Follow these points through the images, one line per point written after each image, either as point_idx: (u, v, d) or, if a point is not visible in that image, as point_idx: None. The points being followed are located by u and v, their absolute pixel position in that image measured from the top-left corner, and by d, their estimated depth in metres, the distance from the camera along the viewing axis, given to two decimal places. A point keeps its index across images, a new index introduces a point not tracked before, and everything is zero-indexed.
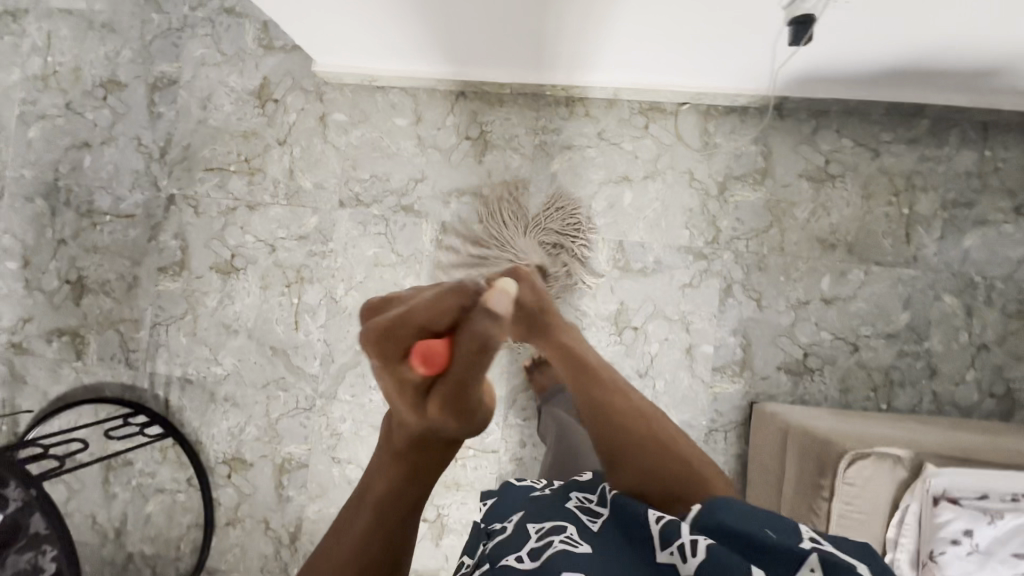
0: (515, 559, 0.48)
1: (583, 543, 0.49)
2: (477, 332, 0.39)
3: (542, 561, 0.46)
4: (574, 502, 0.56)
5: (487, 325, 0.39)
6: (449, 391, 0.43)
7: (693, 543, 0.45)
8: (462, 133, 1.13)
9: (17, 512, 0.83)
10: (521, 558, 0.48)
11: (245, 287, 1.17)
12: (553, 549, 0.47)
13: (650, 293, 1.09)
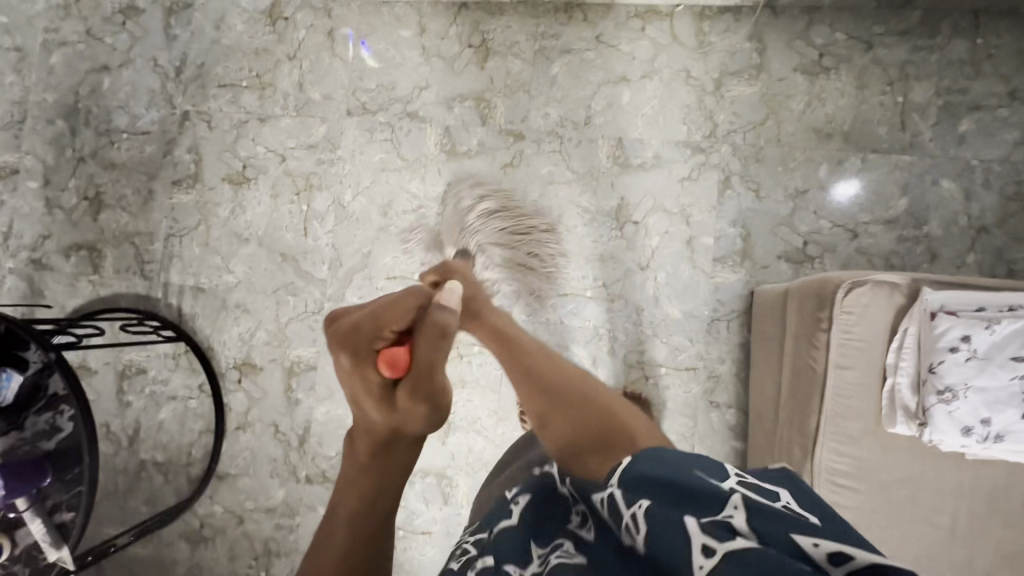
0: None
1: (577, 553, 0.47)
2: (437, 319, 0.53)
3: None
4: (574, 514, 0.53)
5: (445, 313, 0.54)
6: (415, 384, 0.52)
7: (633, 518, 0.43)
8: (464, 42, 1.17)
9: (37, 374, 0.87)
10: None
11: (256, 197, 1.21)
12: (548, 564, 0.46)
13: (650, 188, 1.11)
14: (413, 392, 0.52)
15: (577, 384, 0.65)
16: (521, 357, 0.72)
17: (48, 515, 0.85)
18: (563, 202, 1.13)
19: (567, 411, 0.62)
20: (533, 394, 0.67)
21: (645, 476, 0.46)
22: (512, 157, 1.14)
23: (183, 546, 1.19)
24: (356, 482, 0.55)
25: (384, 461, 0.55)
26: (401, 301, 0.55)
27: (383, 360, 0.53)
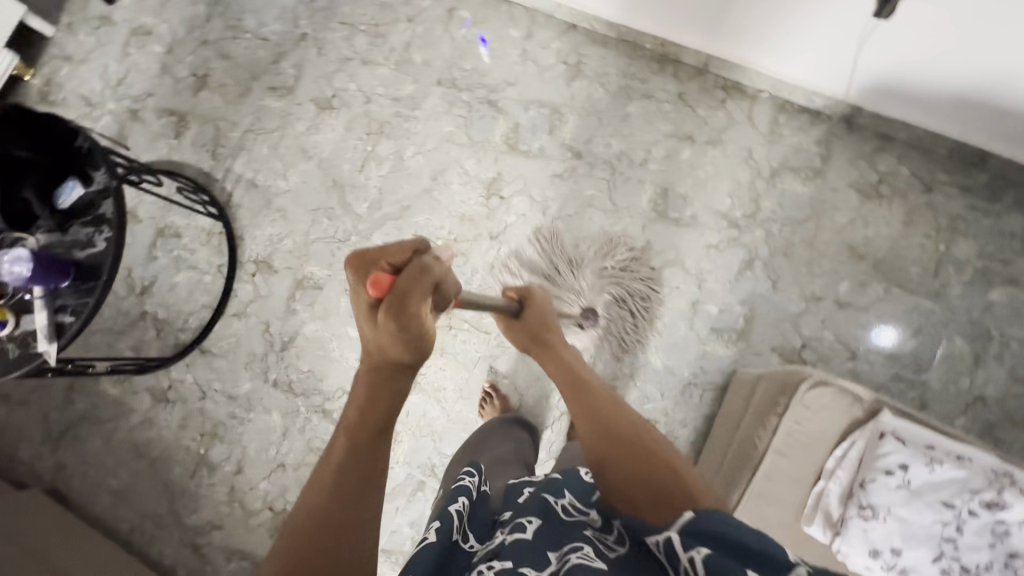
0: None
1: (599, 559, 0.49)
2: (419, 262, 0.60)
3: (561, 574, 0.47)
4: (590, 532, 0.55)
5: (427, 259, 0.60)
6: (394, 299, 0.56)
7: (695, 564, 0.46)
8: (561, 58, 1.26)
9: (96, 194, 0.98)
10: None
11: (332, 124, 1.33)
12: (570, 563, 0.48)
13: (677, 241, 1.16)
14: (390, 308, 0.56)
15: (636, 431, 0.65)
16: (586, 392, 0.73)
17: (53, 312, 0.95)
18: (594, 226, 1.18)
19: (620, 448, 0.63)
20: (590, 431, 0.66)
21: (710, 528, 0.48)
22: (563, 170, 1.22)
23: (146, 399, 1.28)
24: (351, 407, 0.61)
25: (378, 378, 0.60)
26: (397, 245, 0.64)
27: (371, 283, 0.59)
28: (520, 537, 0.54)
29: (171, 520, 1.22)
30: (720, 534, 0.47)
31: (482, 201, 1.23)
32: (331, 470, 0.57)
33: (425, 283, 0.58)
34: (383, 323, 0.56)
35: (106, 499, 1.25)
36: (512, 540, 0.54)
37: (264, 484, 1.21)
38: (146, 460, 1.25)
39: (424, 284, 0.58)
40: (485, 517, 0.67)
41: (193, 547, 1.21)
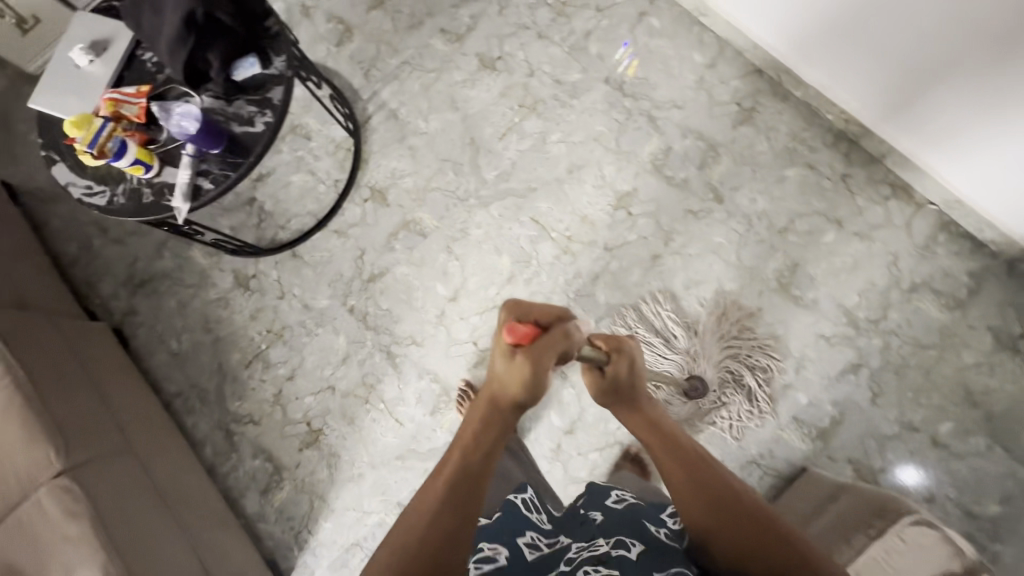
0: None
1: None
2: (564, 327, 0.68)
3: None
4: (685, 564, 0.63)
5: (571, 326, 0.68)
6: (532, 352, 0.65)
7: None
8: (736, 98, 1.22)
9: (269, 77, 0.99)
10: None
11: (488, 85, 1.31)
12: None
13: (789, 320, 1.12)
14: (527, 358, 0.65)
15: (753, 511, 0.62)
16: (688, 459, 0.68)
17: (194, 174, 0.97)
18: (711, 275, 1.15)
19: (738, 537, 0.61)
20: (702, 509, 0.64)
21: None
22: (699, 209, 1.18)
23: (228, 279, 1.31)
24: (465, 432, 0.68)
25: (494, 413, 0.68)
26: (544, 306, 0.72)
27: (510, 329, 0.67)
28: (624, 554, 0.63)
29: (214, 399, 1.26)
30: None
31: (609, 209, 1.21)
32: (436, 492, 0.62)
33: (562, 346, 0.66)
34: (517, 367, 0.65)
35: (162, 357, 1.30)
36: (614, 553, 0.63)
37: (309, 399, 1.23)
38: (210, 336, 1.29)
39: (561, 346, 0.66)
40: (572, 517, 0.78)
41: (225, 431, 1.24)
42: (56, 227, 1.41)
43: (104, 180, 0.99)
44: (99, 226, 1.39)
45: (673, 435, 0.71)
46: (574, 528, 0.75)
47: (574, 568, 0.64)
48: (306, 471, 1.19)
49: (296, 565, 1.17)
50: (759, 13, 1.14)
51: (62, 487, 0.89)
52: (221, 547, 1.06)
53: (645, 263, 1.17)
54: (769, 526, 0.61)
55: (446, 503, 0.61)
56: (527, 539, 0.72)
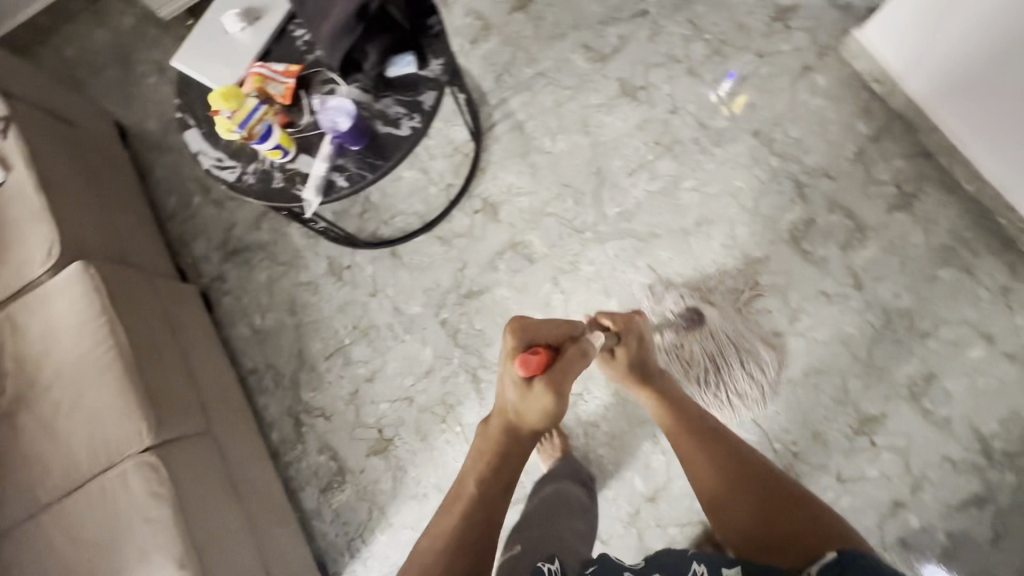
0: None
1: None
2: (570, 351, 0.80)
3: None
4: None
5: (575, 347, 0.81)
6: (548, 378, 0.75)
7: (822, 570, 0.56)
8: (897, 180, 1.12)
9: (422, 79, 0.94)
10: None
11: (625, 114, 1.24)
12: None
13: (913, 433, 1.03)
14: (543, 381, 0.75)
15: (750, 470, 0.76)
16: (700, 430, 0.83)
17: (330, 168, 0.93)
18: (834, 367, 1.07)
19: (737, 495, 0.73)
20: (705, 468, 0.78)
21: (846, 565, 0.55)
22: (834, 292, 1.09)
23: (322, 265, 1.28)
24: (486, 453, 0.78)
25: (512, 433, 0.78)
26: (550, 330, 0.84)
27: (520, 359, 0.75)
28: None
29: (288, 384, 1.24)
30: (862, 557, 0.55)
31: (734, 273, 1.13)
32: (466, 511, 0.71)
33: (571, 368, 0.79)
34: (535, 393, 0.75)
35: (244, 331, 1.28)
36: None
37: (385, 406, 1.19)
38: (294, 319, 1.26)
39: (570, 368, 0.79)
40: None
41: (294, 419, 1.22)
42: (159, 177, 1.40)
43: (236, 155, 0.95)
44: (201, 184, 1.37)
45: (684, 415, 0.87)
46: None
47: None
48: (370, 478, 1.16)
49: (345, 571, 1.14)
50: (940, 65, 1.03)
51: (148, 464, 0.88)
52: (281, 543, 1.05)
53: (763, 339, 1.10)
54: (772, 484, 0.73)
55: (475, 515, 0.71)
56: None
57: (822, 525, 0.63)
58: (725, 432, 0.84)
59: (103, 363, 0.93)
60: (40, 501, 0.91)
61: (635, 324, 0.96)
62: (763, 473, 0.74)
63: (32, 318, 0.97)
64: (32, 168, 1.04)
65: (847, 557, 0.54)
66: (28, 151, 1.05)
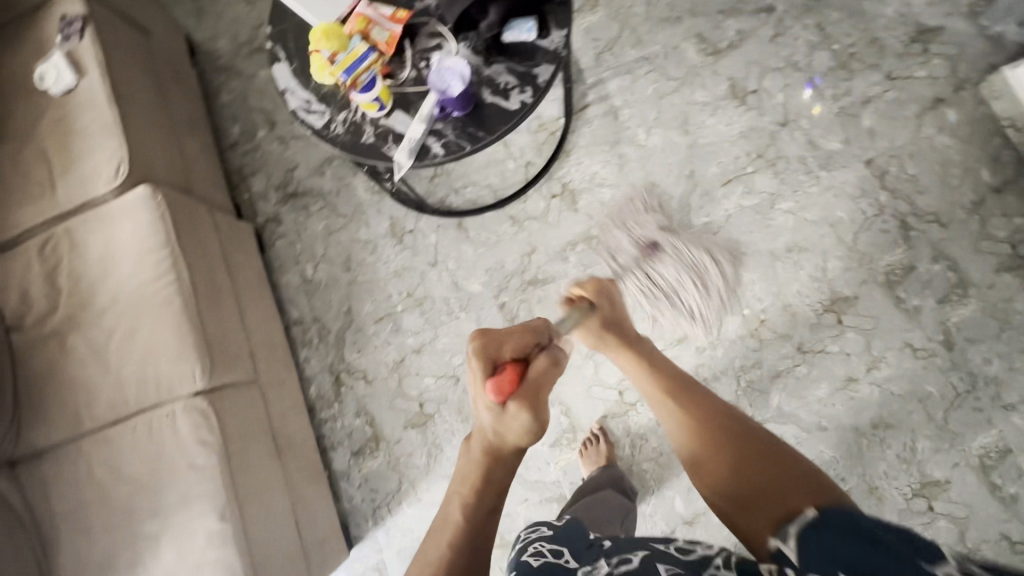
0: None
1: None
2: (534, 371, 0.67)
3: None
4: None
5: (539, 367, 0.68)
6: (522, 396, 0.63)
7: (787, 538, 0.52)
8: (1013, 239, 1.04)
9: (539, 50, 0.85)
10: None
11: (731, 117, 1.15)
12: None
13: (978, 505, 0.98)
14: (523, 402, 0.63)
15: (729, 427, 0.68)
16: (686, 399, 0.74)
17: (427, 131, 0.86)
18: (908, 423, 1.02)
19: (718, 459, 0.66)
20: (687, 435, 0.70)
21: (828, 529, 0.49)
22: (921, 347, 1.03)
23: (383, 225, 1.22)
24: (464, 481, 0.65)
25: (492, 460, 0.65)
26: (506, 343, 0.70)
27: (494, 386, 0.63)
28: None
29: (334, 340, 1.20)
30: (840, 522, 0.49)
31: (818, 308, 1.07)
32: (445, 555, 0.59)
33: (547, 381, 0.68)
34: (514, 417, 0.62)
35: (294, 279, 1.24)
36: None
37: (429, 380, 1.15)
38: (347, 276, 1.22)
39: (547, 384, 0.67)
40: (580, 538, 0.65)
41: (334, 377, 1.19)
42: (224, 102, 1.33)
43: (326, 100, 0.89)
44: (267, 117, 1.30)
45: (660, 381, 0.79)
46: (580, 547, 0.63)
47: None
48: (405, 450, 1.14)
49: (366, 537, 1.13)
50: None
51: (198, 408, 0.86)
52: (314, 502, 1.03)
53: (835, 381, 1.05)
54: (752, 437, 0.66)
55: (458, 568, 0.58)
56: (530, 550, 0.63)
57: (815, 489, 0.57)
58: (696, 384, 0.78)
59: (161, 298, 0.89)
60: (83, 426, 0.89)
61: (603, 286, 0.90)
62: (744, 429, 0.68)
63: (91, 238, 0.94)
64: (106, 76, 0.98)
65: (830, 517, 0.50)
66: (102, 57, 0.99)
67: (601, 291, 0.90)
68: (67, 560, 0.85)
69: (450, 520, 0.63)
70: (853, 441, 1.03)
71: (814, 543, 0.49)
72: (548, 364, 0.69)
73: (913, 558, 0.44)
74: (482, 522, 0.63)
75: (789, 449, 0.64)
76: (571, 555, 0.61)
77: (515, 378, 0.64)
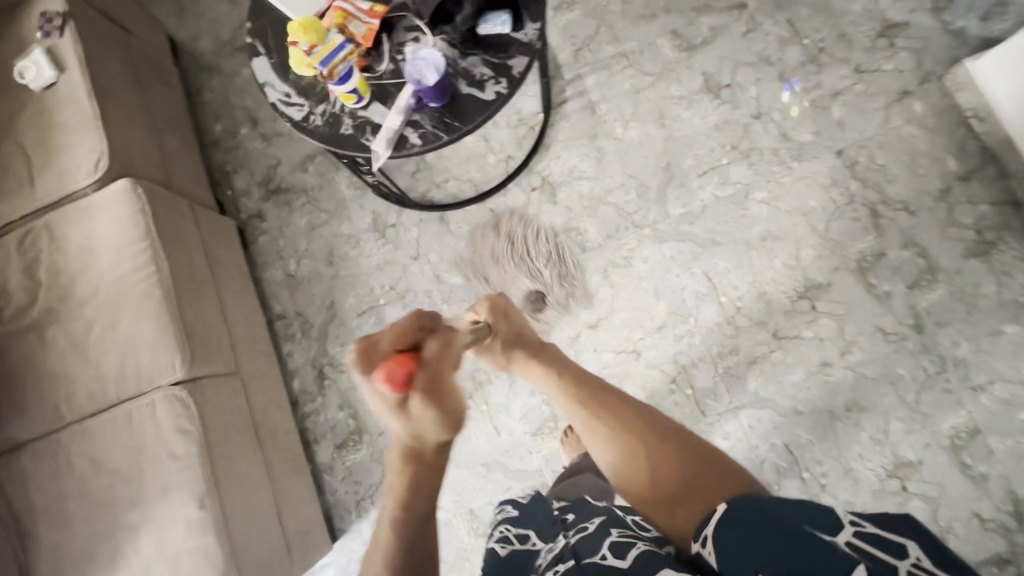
0: (601, 556, 0.61)
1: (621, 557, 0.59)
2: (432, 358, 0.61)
3: (630, 561, 0.58)
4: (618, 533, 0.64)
5: (434, 351, 0.62)
6: (422, 387, 0.58)
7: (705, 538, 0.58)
8: (979, 225, 1.07)
9: (515, 43, 0.87)
10: (605, 555, 0.61)
11: (706, 111, 1.18)
12: (635, 552, 0.59)
13: (949, 485, 1.00)
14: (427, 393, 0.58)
15: (642, 429, 0.74)
16: (598, 404, 0.78)
17: (405, 122, 0.88)
18: (881, 406, 1.04)
19: (641, 468, 0.71)
20: (608, 443, 0.75)
21: (737, 525, 0.54)
22: (892, 330, 1.06)
23: (366, 219, 1.23)
24: (391, 502, 0.60)
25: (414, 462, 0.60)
26: (392, 336, 0.63)
27: (386, 385, 0.56)
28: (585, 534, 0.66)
29: (317, 334, 1.21)
30: (745, 515, 0.55)
31: (792, 295, 1.09)
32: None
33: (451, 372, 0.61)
34: (422, 412, 0.57)
35: (277, 274, 1.24)
36: (580, 539, 0.65)
37: None
38: (330, 271, 1.23)
39: (450, 373, 0.61)
40: (543, 515, 0.79)
41: (318, 371, 1.19)
42: (207, 101, 1.34)
43: (305, 93, 0.90)
44: (250, 114, 1.31)
45: (572, 388, 0.82)
46: (544, 524, 0.76)
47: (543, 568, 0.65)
48: (388, 442, 1.14)
49: (349, 530, 1.13)
50: None
51: (177, 398, 0.86)
52: (296, 494, 1.03)
53: (810, 366, 1.07)
54: (663, 436, 0.73)
55: None
56: (498, 536, 0.76)
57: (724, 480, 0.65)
58: (603, 385, 0.82)
59: (140, 289, 0.90)
60: (62, 418, 0.89)
61: (498, 302, 0.90)
62: (654, 428, 0.74)
63: (70, 232, 0.94)
64: (86, 72, 0.99)
65: (735, 508, 0.57)
66: (82, 54, 1.00)
67: (492, 300, 0.89)
68: (46, 552, 0.85)
69: (384, 541, 0.60)
70: (829, 425, 1.05)
71: (728, 543, 0.54)
72: (445, 343, 0.63)
73: (813, 530, 0.49)
74: (418, 531, 0.61)
75: (698, 442, 0.71)
76: (535, 535, 0.74)
77: (406, 369, 0.57)
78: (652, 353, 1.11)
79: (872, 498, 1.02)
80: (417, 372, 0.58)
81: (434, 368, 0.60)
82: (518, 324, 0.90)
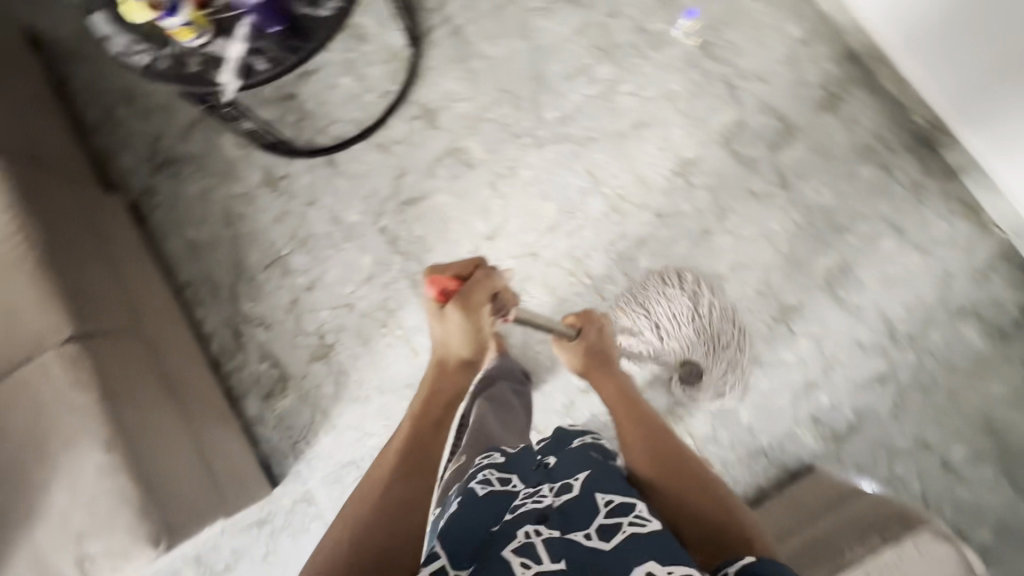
0: (585, 535, 0.55)
1: (609, 539, 0.54)
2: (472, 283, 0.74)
3: (615, 545, 0.54)
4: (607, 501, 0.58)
5: (478, 277, 0.74)
6: (456, 299, 0.73)
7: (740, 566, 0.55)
8: (825, 82, 1.15)
9: None
10: (589, 534, 0.55)
11: (565, 17, 1.22)
12: (624, 533, 0.54)
13: (828, 320, 1.09)
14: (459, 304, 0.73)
15: (685, 464, 0.69)
16: (653, 430, 0.74)
17: (249, 51, 0.89)
18: (761, 261, 1.12)
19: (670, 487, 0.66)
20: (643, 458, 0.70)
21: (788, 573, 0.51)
22: (761, 190, 1.13)
23: (257, 176, 1.24)
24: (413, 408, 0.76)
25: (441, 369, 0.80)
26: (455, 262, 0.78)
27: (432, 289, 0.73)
28: (571, 498, 0.60)
29: (227, 295, 1.22)
30: None
31: (668, 174, 1.15)
32: (377, 473, 0.69)
33: (485, 291, 0.74)
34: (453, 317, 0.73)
35: (178, 245, 1.25)
36: (568, 503, 0.59)
37: (326, 313, 1.19)
38: (230, 231, 1.23)
39: (485, 292, 0.74)
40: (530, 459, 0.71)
41: (234, 330, 1.21)
42: (79, 87, 1.32)
43: (148, 39, 0.90)
44: (125, 93, 1.30)
45: (628, 410, 0.79)
46: (527, 470, 0.69)
47: (517, 521, 0.58)
48: (312, 383, 1.17)
49: (289, 473, 1.16)
50: None
51: (73, 354, 0.87)
52: (224, 442, 1.06)
53: (693, 236, 1.13)
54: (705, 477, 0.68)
55: (394, 487, 0.66)
56: (479, 477, 0.66)
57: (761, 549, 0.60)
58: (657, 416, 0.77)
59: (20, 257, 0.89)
60: None
61: (594, 318, 0.91)
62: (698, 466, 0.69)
63: None
64: None
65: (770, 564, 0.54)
66: None
67: (590, 321, 0.90)
68: None
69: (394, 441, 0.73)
70: (717, 287, 1.12)
71: None
72: (490, 275, 0.75)
73: None
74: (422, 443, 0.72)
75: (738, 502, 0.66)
76: (518, 479, 0.67)
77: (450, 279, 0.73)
78: (549, 252, 1.16)
79: (765, 345, 1.10)
80: (458, 285, 0.74)
81: (472, 286, 0.74)
82: (609, 353, 0.89)
